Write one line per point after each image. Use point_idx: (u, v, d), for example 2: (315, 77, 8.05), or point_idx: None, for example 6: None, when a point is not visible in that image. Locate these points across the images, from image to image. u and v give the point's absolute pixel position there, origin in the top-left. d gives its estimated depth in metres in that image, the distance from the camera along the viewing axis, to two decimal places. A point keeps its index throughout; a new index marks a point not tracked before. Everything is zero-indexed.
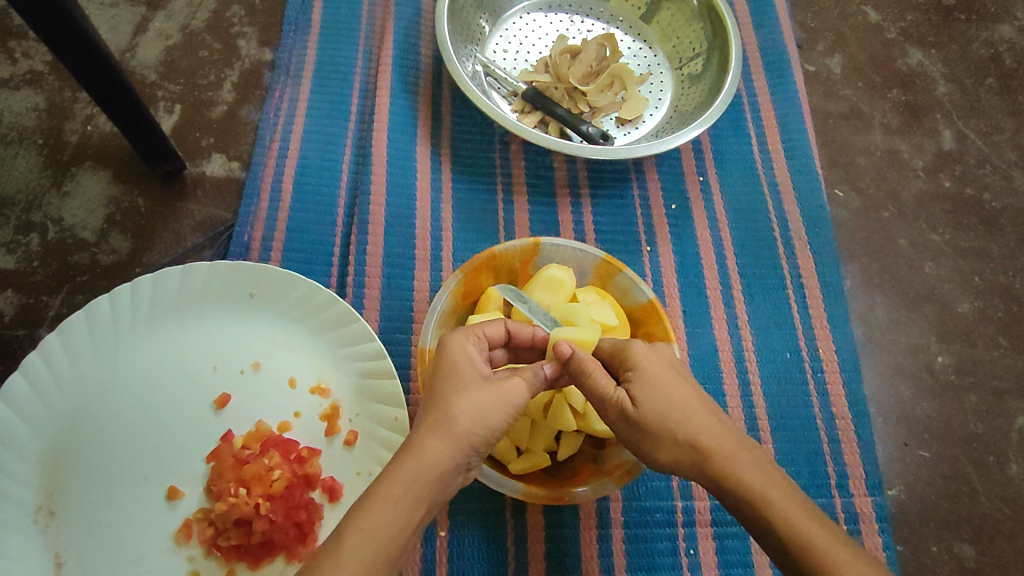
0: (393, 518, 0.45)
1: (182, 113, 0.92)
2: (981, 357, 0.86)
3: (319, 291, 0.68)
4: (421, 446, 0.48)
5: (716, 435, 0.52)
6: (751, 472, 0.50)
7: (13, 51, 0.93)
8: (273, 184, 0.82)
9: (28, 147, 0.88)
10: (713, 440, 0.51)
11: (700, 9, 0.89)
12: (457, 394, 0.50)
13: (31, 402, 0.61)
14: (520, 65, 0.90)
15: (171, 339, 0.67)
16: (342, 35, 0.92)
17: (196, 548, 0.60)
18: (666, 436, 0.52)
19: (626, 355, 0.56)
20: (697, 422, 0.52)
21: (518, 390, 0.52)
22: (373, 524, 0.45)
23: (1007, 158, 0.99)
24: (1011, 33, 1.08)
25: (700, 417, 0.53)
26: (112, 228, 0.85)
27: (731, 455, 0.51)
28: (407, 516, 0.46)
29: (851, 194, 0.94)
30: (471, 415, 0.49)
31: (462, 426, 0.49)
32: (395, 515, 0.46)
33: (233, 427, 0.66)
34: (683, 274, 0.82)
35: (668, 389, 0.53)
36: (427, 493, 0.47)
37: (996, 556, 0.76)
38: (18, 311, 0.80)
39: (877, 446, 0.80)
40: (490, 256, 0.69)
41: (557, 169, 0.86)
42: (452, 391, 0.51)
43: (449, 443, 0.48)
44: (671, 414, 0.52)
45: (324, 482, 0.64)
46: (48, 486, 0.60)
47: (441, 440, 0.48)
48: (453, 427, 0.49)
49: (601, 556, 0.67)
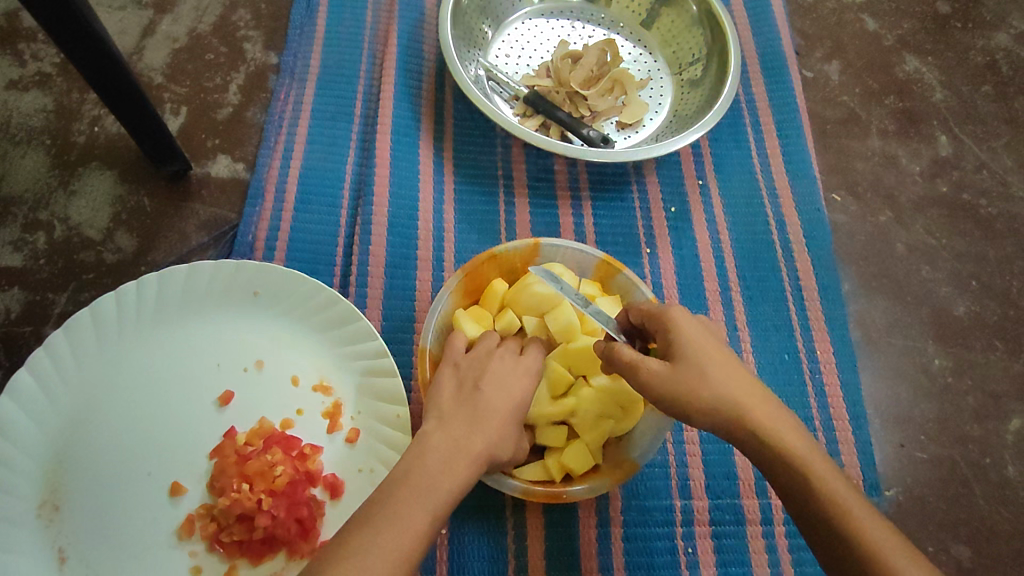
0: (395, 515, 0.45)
1: (188, 114, 0.93)
2: (978, 360, 0.87)
3: (322, 290, 0.69)
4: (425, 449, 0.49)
5: (744, 392, 0.53)
6: (791, 433, 0.51)
7: (22, 53, 0.95)
8: (277, 185, 0.83)
9: (36, 147, 0.89)
10: (752, 399, 0.52)
11: (699, 15, 0.90)
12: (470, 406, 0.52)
13: (37, 399, 0.62)
14: (522, 69, 0.91)
15: (175, 337, 0.68)
16: (348, 38, 0.93)
17: (198, 544, 0.61)
18: (708, 393, 0.52)
19: (665, 318, 0.57)
20: (737, 382, 0.53)
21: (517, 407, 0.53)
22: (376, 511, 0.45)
23: (1003, 164, 1.00)
24: (1007, 41, 1.09)
25: (739, 379, 0.54)
26: (118, 228, 0.86)
27: (770, 417, 0.52)
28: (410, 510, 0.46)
29: (849, 198, 0.95)
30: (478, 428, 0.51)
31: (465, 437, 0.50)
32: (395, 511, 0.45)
33: (235, 425, 0.66)
34: (683, 277, 0.82)
35: (711, 352, 0.54)
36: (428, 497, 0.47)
37: (992, 557, 0.76)
38: (24, 309, 0.80)
39: (876, 448, 0.81)
40: (491, 256, 0.70)
41: (559, 172, 0.87)
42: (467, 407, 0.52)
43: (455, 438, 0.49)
44: (711, 375, 0.53)
45: (326, 478, 0.64)
46: (52, 481, 0.60)
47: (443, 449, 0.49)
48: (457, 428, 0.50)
49: (600, 554, 0.67)
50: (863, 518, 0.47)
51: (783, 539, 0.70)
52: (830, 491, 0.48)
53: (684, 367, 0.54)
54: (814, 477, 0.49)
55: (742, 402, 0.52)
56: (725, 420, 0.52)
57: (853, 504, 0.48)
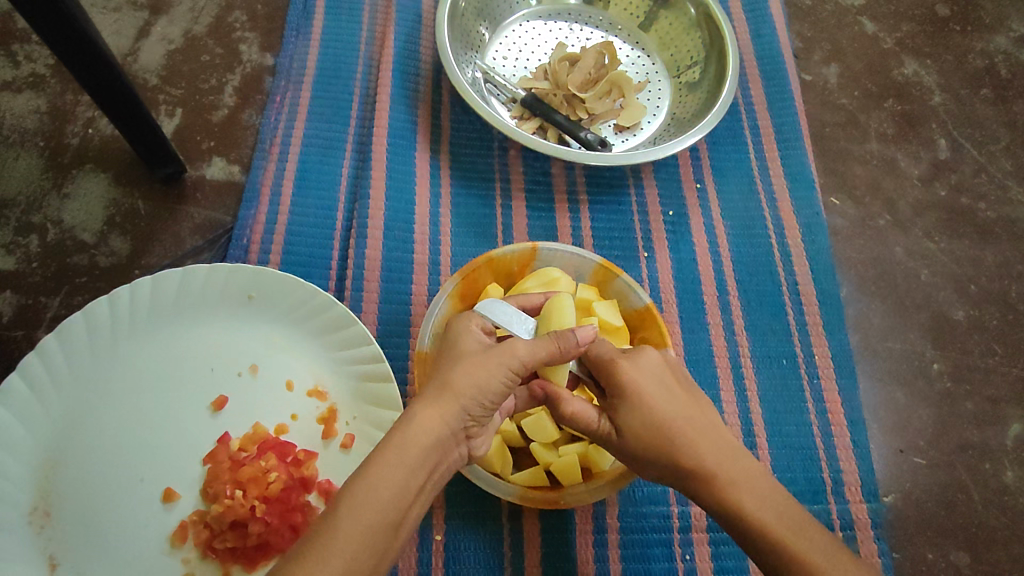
0: (396, 497, 0.45)
1: (182, 116, 0.93)
2: (976, 365, 0.86)
3: (317, 294, 0.69)
4: (415, 413, 0.48)
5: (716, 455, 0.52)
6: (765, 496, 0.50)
7: (16, 54, 0.94)
8: (273, 187, 0.83)
9: (29, 149, 0.88)
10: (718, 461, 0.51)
11: (697, 18, 0.90)
12: (455, 365, 0.50)
13: (29, 403, 0.61)
14: (520, 72, 0.90)
15: (171, 341, 0.67)
16: (344, 39, 0.93)
17: (191, 551, 0.60)
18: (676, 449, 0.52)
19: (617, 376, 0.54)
20: (699, 439, 0.52)
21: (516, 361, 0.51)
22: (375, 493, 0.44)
23: (1002, 167, 0.99)
24: (1006, 44, 1.09)
25: (703, 431, 0.52)
26: (111, 231, 0.85)
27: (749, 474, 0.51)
28: (404, 491, 0.45)
29: (848, 202, 0.95)
30: (470, 384, 0.49)
31: (456, 395, 0.49)
32: (393, 491, 0.45)
33: (230, 430, 0.66)
34: (680, 280, 0.82)
35: (660, 399, 0.53)
36: (422, 463, 0.47)
37: (991, 564, 0.76)
38: (17, 312, 0.80)
39: (874, 453, 0.80)
40: (488, 259, 0.70)
41: (556, 175, 0.87)
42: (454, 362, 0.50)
43: (441, 407, 0.48)
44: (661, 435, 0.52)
45: (320, 485, 0.63)
46: (44, 487, 0.60)
47: (430, 415, 0.48)
48: (444, 396, 0.49)
49: (597, 561, 0.67)
50: (834, 552, 0.47)
51: None
52: (787, 518, 0.49)
53: (634, 426, 0.53)
54: (774, 503, 0.50)
55: (695, 449, 0.51)
56: (676, 468, 0.52)
57: (810, 521, 0.50)
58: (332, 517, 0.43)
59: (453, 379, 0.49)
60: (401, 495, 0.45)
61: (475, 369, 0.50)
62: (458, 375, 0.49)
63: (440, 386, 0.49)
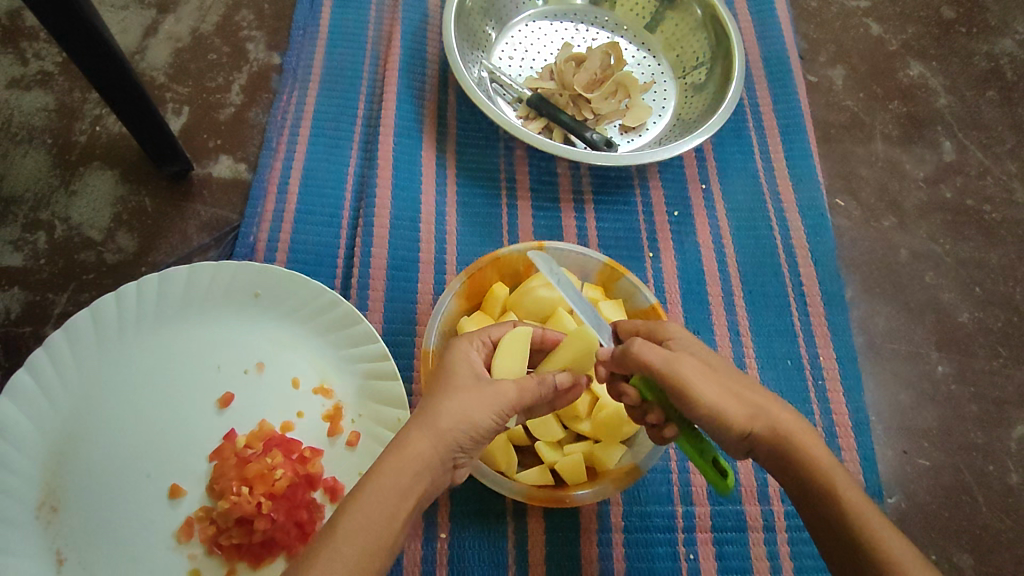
0: (387, 521, 0.45)
1: (190, 114, 0.93)
2: (981, 367, 0.86)
3: (323, 293, 0.69)
4: (406, 438, 0.49)
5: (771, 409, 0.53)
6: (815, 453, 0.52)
7: (24, 51, 0.94)
8: (279, 185, 0.83)
9: (37, 146, 0.89)
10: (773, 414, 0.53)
11: (704, 19, 0.90)
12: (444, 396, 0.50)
13: (36, 398, 0.61)
14: (526, 72, 0.91)
15: (178, 339, 0.68)
16: (350, 38, 0.93)
17: (197, 547, 0.61)
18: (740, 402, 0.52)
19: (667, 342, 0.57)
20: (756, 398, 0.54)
21: (512, 395, 0.51)
22: (366, 511, 0.45)
23: (1007, 169, 0.99)
24: (1011, 47, 1.09)
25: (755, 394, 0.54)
26: (119, 228, 0.85)
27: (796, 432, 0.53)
28: (393, 515, 0.46)
29: (853, 204, 0.95)
30: (456, 410, 0.49)
31: (445, 423, 0.49)
32: (385, 515, 0.45)
33: (236, 427, 0.66)
34: (685, 280, 0.82)
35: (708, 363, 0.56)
36: (413, 486, 0.47)
37: (995, 566, 0.76)
38: (24, 309, 0.80)
39: (877, 454, 0.80)
40: (494, 258, 0.70)
41: (562, 175, 0.87)
42: (443, 391, 0.51)
43: (431, 435, 0.48)
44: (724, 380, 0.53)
45: (326, 482, 0.64)
46: (51, 482, 0.60)
47: (423, 440, 0.48)
48: (438, 428, 0.49)
49: (600, 559, 0.67)
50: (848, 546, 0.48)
51: (785, 546, 0.70)
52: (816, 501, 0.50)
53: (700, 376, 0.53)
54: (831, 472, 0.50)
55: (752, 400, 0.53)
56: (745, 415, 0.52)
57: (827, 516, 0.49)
58: (329, 539, 0.44)
59: (442, 409, 0.49)
60: (389, 517, 0.46)
61: (464, 401, 0.50)
62: (447, 406, 0.50)
63: (429, 415, 0.49)
